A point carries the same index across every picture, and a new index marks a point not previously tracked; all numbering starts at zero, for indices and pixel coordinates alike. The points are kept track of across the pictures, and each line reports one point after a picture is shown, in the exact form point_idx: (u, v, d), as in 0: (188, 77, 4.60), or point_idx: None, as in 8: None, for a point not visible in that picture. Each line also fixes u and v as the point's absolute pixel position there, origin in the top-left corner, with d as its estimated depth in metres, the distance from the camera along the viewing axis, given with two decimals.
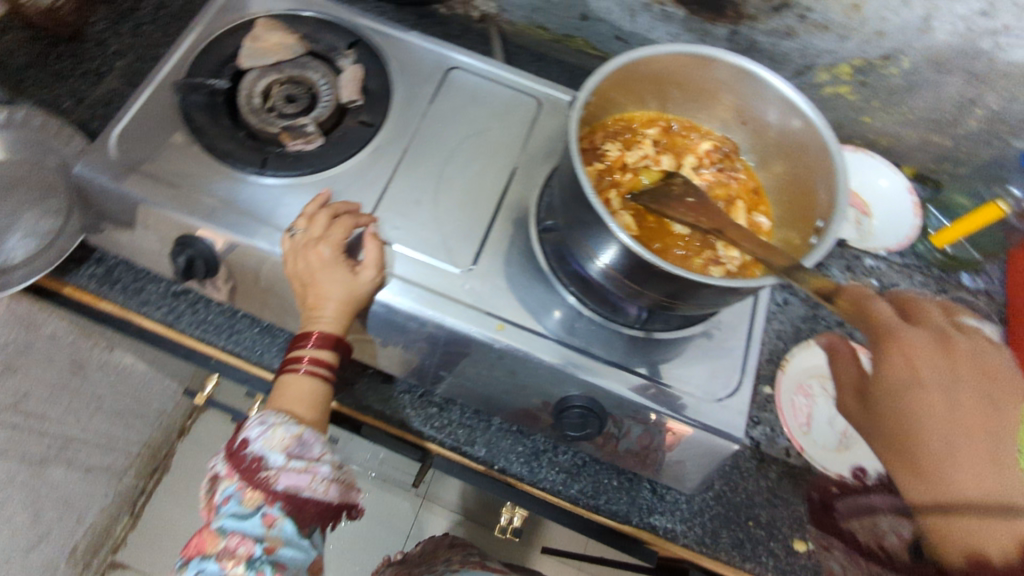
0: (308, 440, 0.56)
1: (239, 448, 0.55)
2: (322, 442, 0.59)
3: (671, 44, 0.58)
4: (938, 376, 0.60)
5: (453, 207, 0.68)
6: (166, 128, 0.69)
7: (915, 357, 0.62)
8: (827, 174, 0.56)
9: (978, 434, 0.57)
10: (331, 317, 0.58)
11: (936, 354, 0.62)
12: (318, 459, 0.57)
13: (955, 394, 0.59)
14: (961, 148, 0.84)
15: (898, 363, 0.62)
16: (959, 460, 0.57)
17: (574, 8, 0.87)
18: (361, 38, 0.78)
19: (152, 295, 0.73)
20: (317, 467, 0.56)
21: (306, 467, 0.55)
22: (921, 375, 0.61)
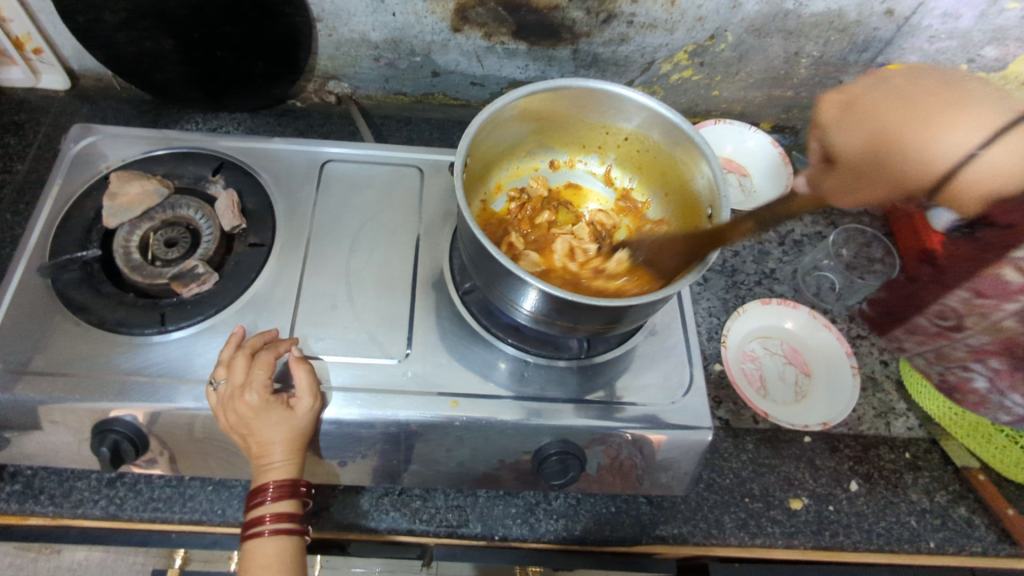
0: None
1: None
2: None
3: (522, 87, 0.60)
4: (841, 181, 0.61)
5: (371, 299, 0.67)
6: (45, 317, 0.63)
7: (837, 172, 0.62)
8: (705, 163, 0.59)
9: (889, 113, 0.61)
10: (280, 462, 0.56)
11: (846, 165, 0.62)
12: None
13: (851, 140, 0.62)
14: (802, 94, 0.92)
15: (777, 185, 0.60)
16: (932, 121, 0.58)
17: (424, 68, 0.89)
18: (223, 158, 0.75)
19: (85, 493, 0.66)
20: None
21: None
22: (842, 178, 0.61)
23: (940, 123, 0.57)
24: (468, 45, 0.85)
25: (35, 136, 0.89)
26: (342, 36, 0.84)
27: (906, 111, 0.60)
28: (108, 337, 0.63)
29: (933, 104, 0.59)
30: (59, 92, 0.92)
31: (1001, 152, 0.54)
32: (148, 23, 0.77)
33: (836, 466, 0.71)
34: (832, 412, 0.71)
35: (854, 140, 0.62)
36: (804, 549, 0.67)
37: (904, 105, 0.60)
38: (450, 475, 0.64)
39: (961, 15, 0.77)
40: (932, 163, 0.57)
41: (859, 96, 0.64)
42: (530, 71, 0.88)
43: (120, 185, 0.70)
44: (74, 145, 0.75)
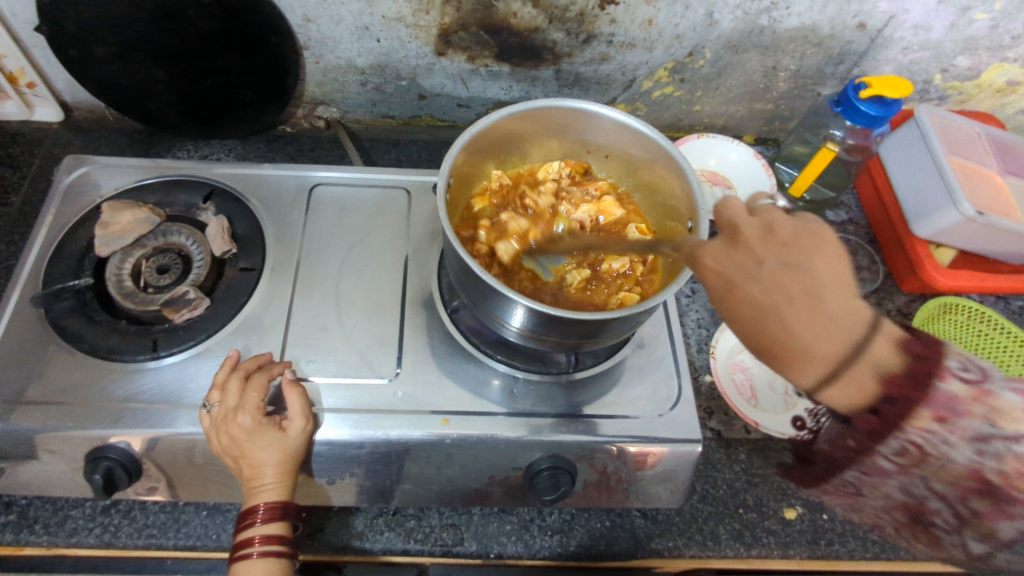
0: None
1: None
2: None
3: (502, 108, 0.62)
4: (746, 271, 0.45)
5: (360, 320, 0.68)
6: (39, 347, 0.64)
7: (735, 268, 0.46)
8: (682, 175, 0.61)
9: (810, 311, 0.44)
10: (271, 484, 0.57)
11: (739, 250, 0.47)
12: None
13: (768, 275, 0.45)
14: (782, 107, 0.94)
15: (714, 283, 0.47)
16: (809, 345, 0.43)
17: (411, 91, 0.91)
18: (214, 185, 0.77)
19: (79, 521, 0.66)
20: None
21: None
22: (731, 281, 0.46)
23: (807, 300, 0.44)
24: (452, 68, 0.86)
25: (31, 167, 0.90)
26: (329, 62, 0.86)
27: (784, 253, 0.46)
28: (101, 365, 0.63)
29: (828, 279, 0.45)
30: (54, 124, 0.94)
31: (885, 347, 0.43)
32: (139, 55, 0.78)
33: None
34: None
35: (744, 286, 0.46)
36: (799, 559, 0.67)
37: (806, 291, 0.44)
38: (442, 494, 0.65)
39: (931, 27, 0.79)
40: (814, 340, 0.43)
41: (720, 260, 0.47)
42: (514, 91, 0.90)
43: (113, 214, 0.71)
44: (67, 175, 0.76)
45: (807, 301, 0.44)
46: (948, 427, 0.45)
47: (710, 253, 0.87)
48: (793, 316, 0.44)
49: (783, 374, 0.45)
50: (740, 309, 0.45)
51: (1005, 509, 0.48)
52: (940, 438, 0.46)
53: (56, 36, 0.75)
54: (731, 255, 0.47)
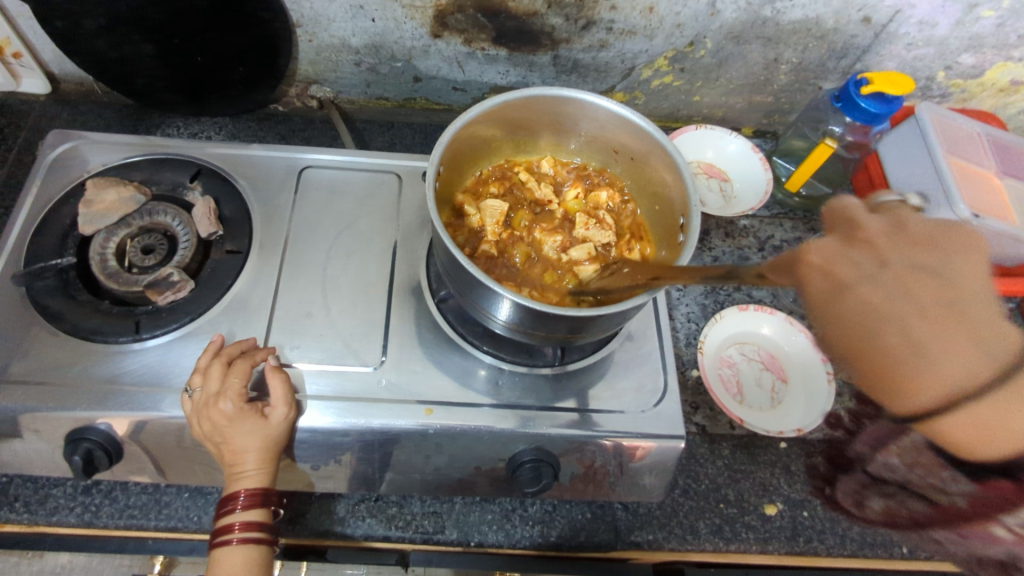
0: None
1: None
2: None
3: (493, 97, 0.60)
4: (856, 267, 0.45)
5: (346, 307, 0.67)
6: (20, 325, 0.63)
7: (839, 260, 0.46)
8: (676, 170, 0.60)
9: (943, 323, 0.44)
10: (252, 470, 0.56)
11: (853, 246, 0.46)
12: None
13: (891, 277, 0.45)
14: (782, 100, 0.92)
15: (819, 279, 0.46)
16: (925, 345, 0.44)
17: (406, 73, 0.89)
18: (202, 164, 0.75)
19: (60, 500, 0.66)
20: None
21: None
22: (827, 267, 0.46)
23: (953, 329, 0.44)
24: (448, 51, 0.85)
25: (16, 140, 0.88)
26: (323, 41, 0.84)
27: (918, 254, 0.46)
28: (83, 345, 0.63)
29: (970, 286, 0.45)
30: (40, 95, 0.92)
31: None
32: (127, 28, 0.76)
33: (811, 472, 0.72)
34: (807, 418, 0.71)
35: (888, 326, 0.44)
36: (778, 555, 0.67)
37: (946, 314, 0.44)
38: (425, 483, 0.65)
39: (937, 23, 0.78)
40: (941, 365, 0.44)
41: (845, 251, 0.46)
42: (511, 76, 0.88)
43: (97, 191, 0.70)
44: (52, 150, 0.75)
45: (945, 311, 0.44)
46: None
47: (702, 247, 0.86)
48: (930, 333, 0.44)
49: (879, 380, 0.46)
50: (817, 301, 0.46)
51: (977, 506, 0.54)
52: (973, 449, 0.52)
53: (41, 6, 0.73)
54: (849, 253, 0.46)
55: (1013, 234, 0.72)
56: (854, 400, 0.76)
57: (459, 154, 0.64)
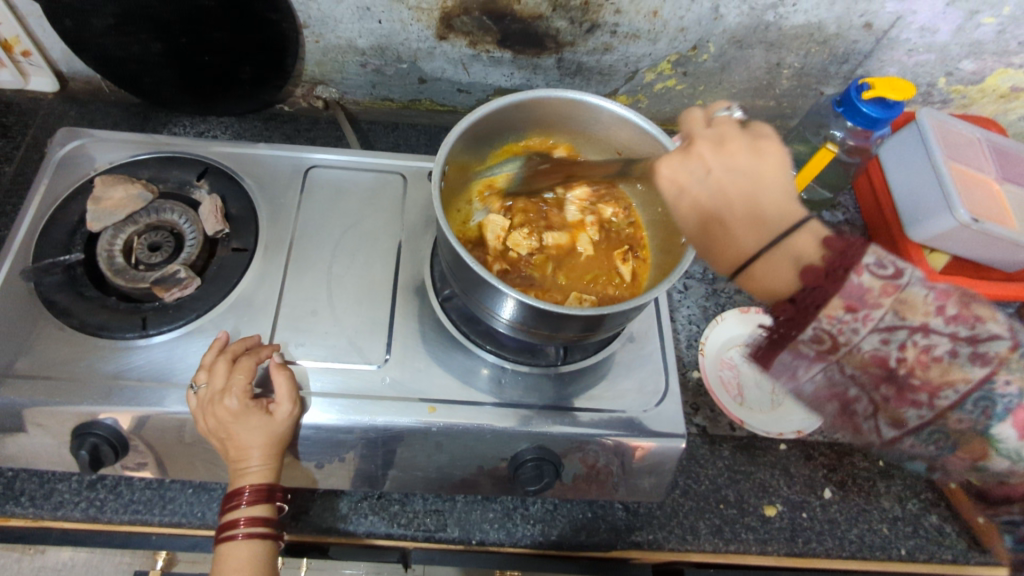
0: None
1: None
2: None
3: (499, 98, 0.61)
4: (687, 171, 0.59)
5: (350, 305, 0.68)
6: (27, 320, 0.64)
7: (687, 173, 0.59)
8: (679, 172, 0.60)
9: (745, 214, 0.55)
10: (256, 466, 0.57)
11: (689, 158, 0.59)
12: None
13: (711, 181, 0.58)
14: (784, 104, 0.93)
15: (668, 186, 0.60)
16: (717, 210, 0.57)
17: (410, 74, 0.90)
18: (209, 163, 0.76)
19: (65, 495, 0.66)
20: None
21: None
22: (678, 178, 0.60)
23: (738, 220, 0.55)
24: (453, 52, 0.85)
25: (23, 138, 0.89)
26: (329, 42, 0.85)
27: (735, 161, 0.58)
28: (90, 341, 0.63)
29: (772, 184, 0.56)
30: (48, 94, 0.93)
31: (808, 242, 0.51)
32: (135, 27, 0.77)
33: (811, 474, 0.72)
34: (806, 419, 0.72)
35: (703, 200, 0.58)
36: (778, 555, 0.67)
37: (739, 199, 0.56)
38: (428, 480, 0.65)
39: (938, 30, 0.78)
40: (735, 240, 0.55)
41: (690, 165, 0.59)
42: (515, 79, 0.89)
43: (104, 189, 0.70)
44: (60, 147, 0.76)
45: (743, 208, 0.56)
46: (856, 317, 0.47)
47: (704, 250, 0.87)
48: (737, 227, 0.55)
49: (710, 245, 0.58)
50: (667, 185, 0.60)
51: (906, 395, 0.47)
52: (849, 327, 0.48)
53: (52, 5, 0.74)
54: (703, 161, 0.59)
55: (1012, 238, 0.73)
56: None
57: (464, 154, 0.65)
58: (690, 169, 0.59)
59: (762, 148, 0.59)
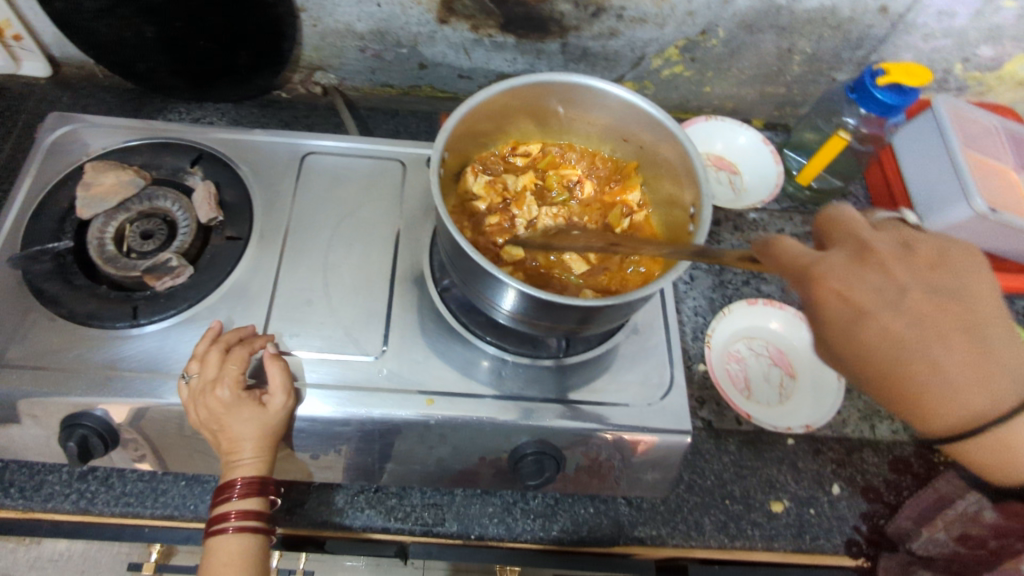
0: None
1: None
2: None
3: (500, 82, 0.59)
4: (879, 294, 0.43)
5: (347, 294, 0.66)
6: (17, 307, 0.62)
7: (862, 283, 0.43)
8: (687, 159, 0.58)
9: (966, 347, 0.42)
10: (249, 459, 0.55)
11: (867, 268, 0.44)
12: None
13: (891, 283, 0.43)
14: (794, 92, 0.90)
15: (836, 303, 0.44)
16: (906, 341, 0.42)
17: (411, 59, 0.88)
18: (204, 149, 0.74)
19: (55, 487, 0.65)
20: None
21: None
22: (843, 291, 0.44)
23: (972, 347, 0.42)
24: (454, 37, 0.83)
25: (15, 124, 0.87)
26: (327, 26, 0.83)
27: (935, 278, 0.44)
28: (80, 330, 0.62)
29: (982, 303, 0.44)
30: (41, 79, 0.91)
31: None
32: (128, 9, 0.75)
33: (820, 469, 0.70)
34: (815, 415, 0.70)
35: (890, 323, 0.43)
36: (784, 553, 0.66)
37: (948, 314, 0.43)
38: (426, 474, 0.64)
39: (956, 13, 0.76)
40: (966, 395, 0.42)
41: (883, 268, 0.44)
42: (518, 64, 0.87)
43: (96, 174, 0.69)
44: (51, 132, 0.74)
45: (964, 322, 0.43)
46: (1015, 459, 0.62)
47: (712, 239, 0.84)
48: (945, 352, 0.42)
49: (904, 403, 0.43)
50: (835, 310, 0.44)
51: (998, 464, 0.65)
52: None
53: None
54: (855, 274, 0.44)
55: None
56: (864, 396, 0.75)
57: (465, 140, 0.63)
58: (932, 272, 0.44)
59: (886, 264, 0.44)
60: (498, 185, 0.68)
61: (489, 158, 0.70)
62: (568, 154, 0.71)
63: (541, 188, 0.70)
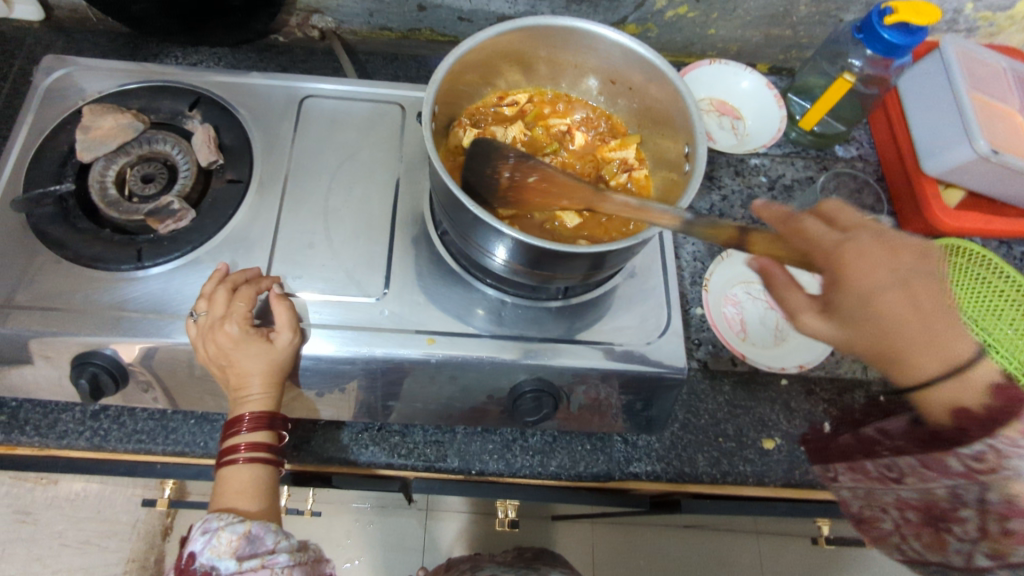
0: (257, 534, 0.54)
1: (188, 563, 0.53)
2: (274, 531, 0.56)
3: (487, 27, 0.57)
4: (885, 266, 0.51)
5: (348, 238, 0.67)
6: (22, 250, 0.63)
7: (875, 261, 0.51)
8: (680, 100, 0.57)
9: (937, 320, 0.52)
10: (258, 394, 0.57)
11: (881, 249, 0.51)
12: (273, 551, 0.54)
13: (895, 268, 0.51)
14: (801, 34, 0.88)
15: (854, 266, 0.51)
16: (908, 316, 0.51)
17: (409, 1, 0.86)
18: (201, 93, 0.73)
19: (69, 424, 0.67)
20: (272, 560, 0.54)
21: (261, 564, 0.53)
22: (857, 261, 0.51)
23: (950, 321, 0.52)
24: None
25: (10, 68, 0.86)
26: None
27: (928, 267, 0.52)
28: (86, 272, 0.62)
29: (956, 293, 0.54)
30: (34, 23, 0.90)
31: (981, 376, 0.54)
32: None
33: (811, 409, 0.72)
34: (809, 354, 0.72)
35: (883, 291, 0.50)
36: (773, 486, 0.68)
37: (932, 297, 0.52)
38: (429, 412, 0.66)
39: None
40: (931, 351, 0.52)
41: (875, 245, 0.51)
42: (519, 5, 0.85)
43: (94, 118, 0.68)
44: (46, 76, 0.73)
45: (945, 303, 0.52)
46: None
47: (712, 185, 0.83)
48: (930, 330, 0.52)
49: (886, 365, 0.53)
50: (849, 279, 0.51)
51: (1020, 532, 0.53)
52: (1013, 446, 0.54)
53: None
54: (875, 255, 0.51)
55: None
56: None
57: (455, 88, 0.62)
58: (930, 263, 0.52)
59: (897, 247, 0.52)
60: (489, 137, 0.66)
61: (476, 112, 0.68)
62: (555, 107, 0.70)
63: (530, 139, 0.68)
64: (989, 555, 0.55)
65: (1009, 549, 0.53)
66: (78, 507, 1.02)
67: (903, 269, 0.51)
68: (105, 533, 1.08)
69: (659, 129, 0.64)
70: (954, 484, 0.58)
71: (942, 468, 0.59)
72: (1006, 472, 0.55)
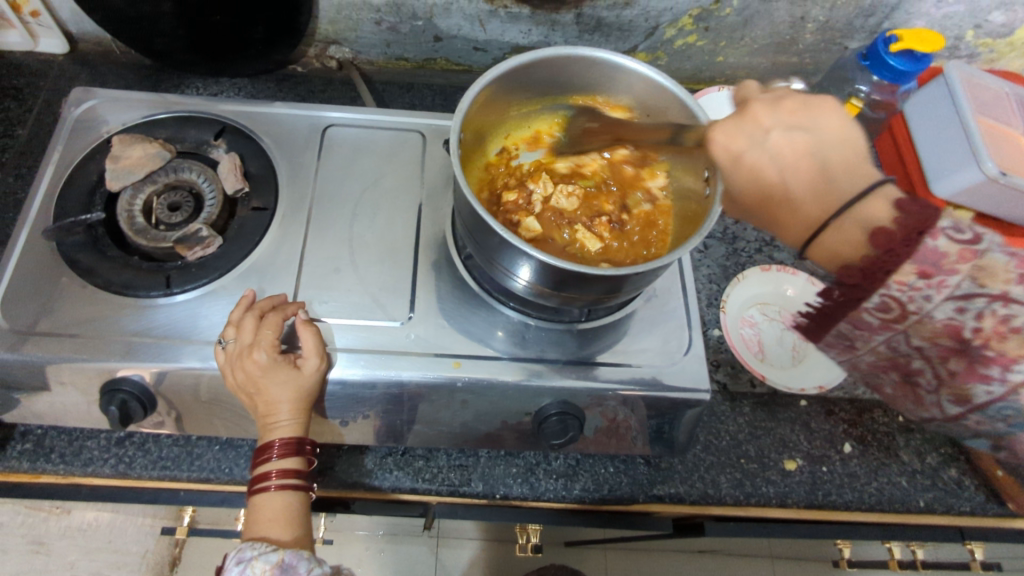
0: (290, 562, 0.54)
1: None
2: (308, 559, 0.56)
3: (511, 59, 0.59)
4: (752, 138, 0.55)
5: (373, 263, 0.68)
6: (52, 277, 0.64)
7: (741, 133, 0.55)
8: (700, 127, 0.59)
9: (813, 174, 0.51)
10: (286, 420, 0.58)
11: (744, 117, 0.56)
12: None
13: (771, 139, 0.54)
14: (807, 61, 0.91)
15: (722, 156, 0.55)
16: (786, 166, 0.53)
17: (426, 32, 0.89)
18: (226, 123, 0.75)
19: (94, 452, 0.67)
20: None
21: None
22: (730, 150, 0.55)
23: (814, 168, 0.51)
24: (470, 8, 0.83)
25: (35, 100, 0.88)
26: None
27: (793, 118, 0.55)
28: (114, 299, 0.63)
29: (838, 136, 0.53)
30: (58, 56, 0.92)
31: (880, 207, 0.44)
32: None
33: (832, 430, 0.73)
34: (828, 375, 0.72)
35: (781, 145, 0.54)
36: (797, 508, 0.68)
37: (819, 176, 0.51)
38: (453, 435, 0.66)
39: None
40: (806, 208, 0.50)
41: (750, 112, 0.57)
42: (533, 36, 0.87)
43: (123, 148, 0.70)
44: (75, 107, 0.75)
45: (821, 165, 0.52)
46: (931, 284, 0.39)
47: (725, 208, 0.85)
48: (797, 182, 0.52)
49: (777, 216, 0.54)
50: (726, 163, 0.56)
51: (976, 370, 0.40)
52: (922, 294, 0.40)
53: None
54: (738, 128, 0.55)
55: None
56: None
57: (479, 118, 0.63)
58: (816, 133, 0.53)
59: (784, 103, 0.56)
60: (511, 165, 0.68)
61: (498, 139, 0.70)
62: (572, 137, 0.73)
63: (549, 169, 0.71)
64: (953, 402, 0.42)
65: (968, 390, 0.41)
66: (90, 537, 1.01)
67: (779, 132, 0.54)
68: (115, 564, 1.07)
69: (677, 155, 0.66)
70: (886, 339, 0.43)
71: (864, 325, 0.44)
72: (914, 315, 0.40)
